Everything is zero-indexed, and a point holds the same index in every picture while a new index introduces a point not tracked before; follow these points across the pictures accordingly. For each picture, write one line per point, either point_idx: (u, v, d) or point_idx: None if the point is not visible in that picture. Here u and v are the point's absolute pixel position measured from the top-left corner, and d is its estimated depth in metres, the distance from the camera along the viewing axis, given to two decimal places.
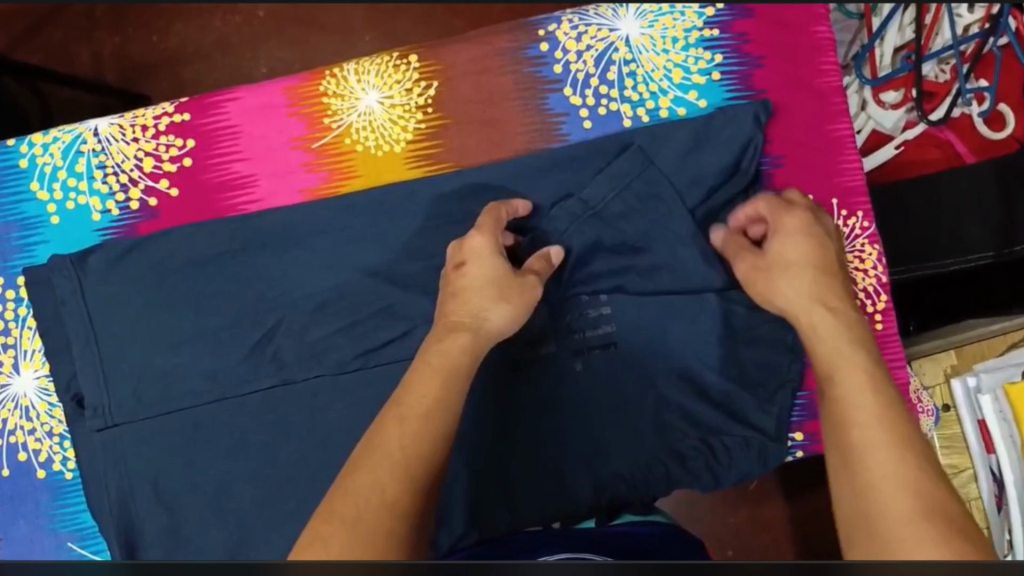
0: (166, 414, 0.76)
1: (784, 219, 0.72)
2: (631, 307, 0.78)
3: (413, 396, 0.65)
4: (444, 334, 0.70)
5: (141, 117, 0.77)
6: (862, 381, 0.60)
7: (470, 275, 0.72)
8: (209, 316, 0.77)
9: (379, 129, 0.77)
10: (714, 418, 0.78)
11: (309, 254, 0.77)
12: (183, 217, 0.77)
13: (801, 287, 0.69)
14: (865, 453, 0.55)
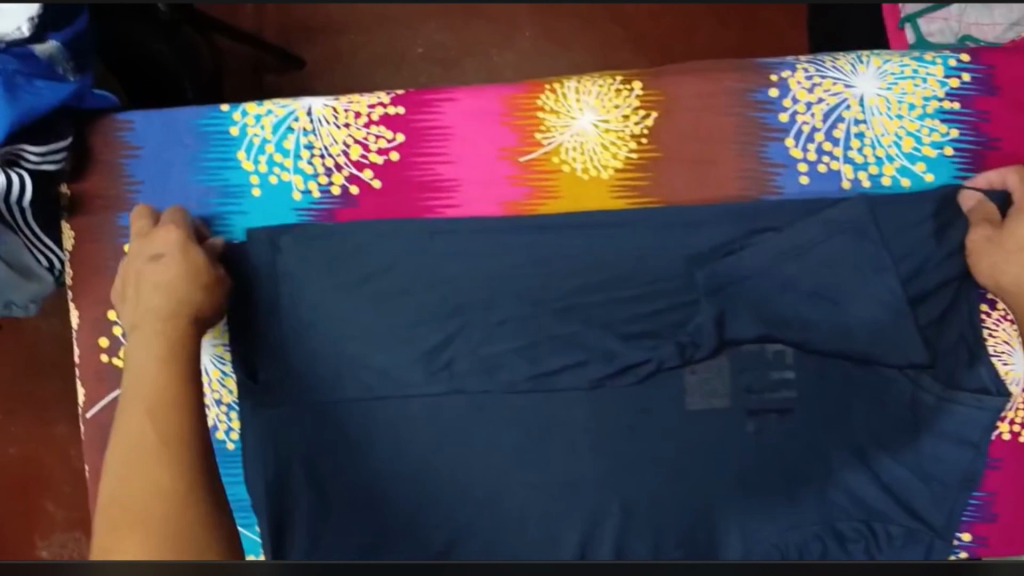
0: (336, 403, 0.76)
1: None
2: (816, 374, 0.76)
3: (135, 385, 0.63)
4: (143, 322, 0.68)
5: (356, 103, 0.77)
6: None
7: (149, 273, 0.70)
8: (393, 314, 0.76)
9: (590, 152, 0.76)
10: (880, 502, 0.76)
11: (499, 266, 0.76)
12: (381, 210, 0.77)
13: None
14: None
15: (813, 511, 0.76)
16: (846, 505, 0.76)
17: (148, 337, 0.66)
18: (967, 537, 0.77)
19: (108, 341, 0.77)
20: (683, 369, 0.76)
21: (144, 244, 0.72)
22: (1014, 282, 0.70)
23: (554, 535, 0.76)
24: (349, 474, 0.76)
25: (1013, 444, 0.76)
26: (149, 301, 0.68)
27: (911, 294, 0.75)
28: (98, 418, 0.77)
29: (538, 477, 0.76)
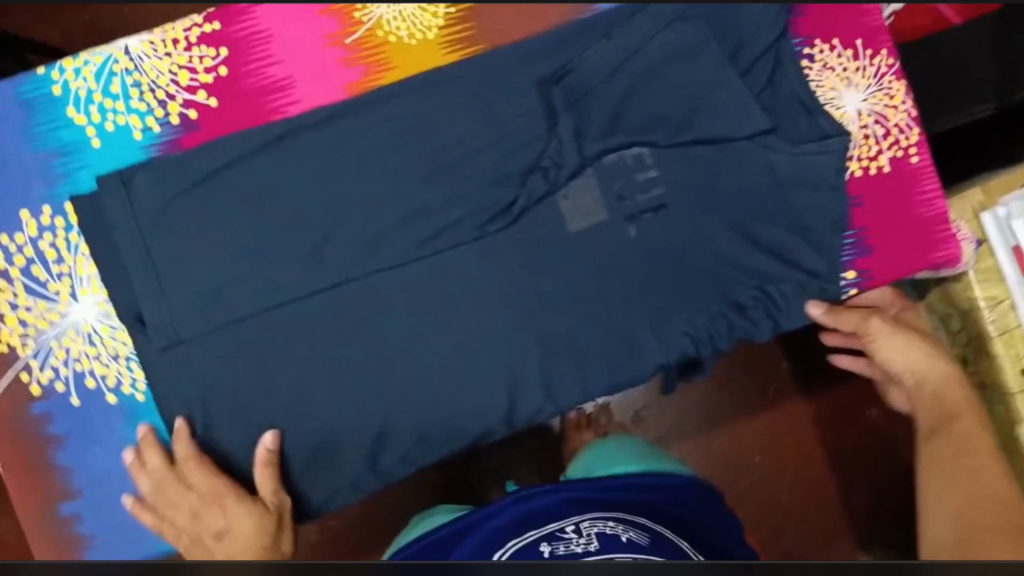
0: (234, 324, 0.76)
1: (905, 322, 0.85)
2: (678, 163, 0.81)
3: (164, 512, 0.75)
4: (207, 508, 0.74)
5: (170, 31, 0.77)
6: (956, 413, 0.78)
7: (223, 527, 0.74)
8: (266, 221, 0.76)
9: (410, 17, 0.79)
10: (768, 266, 0.81)
11: (358, 152, 0.77)
12: (223, 127, 0.77)
13: (912, 359, 0.82)
14: (945, 434, 0.77)
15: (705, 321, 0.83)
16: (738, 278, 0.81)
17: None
18: (852, 274, 0.83)
19: None
20: (555, 195, 0.80)
21: (187, 498, 0.74)
22: (904, 364, 0.83)
23: (485, 390, 0.79)
24: (273, 389, 0.77)
25: (867, 179, 0.83)
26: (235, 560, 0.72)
27: (745, 67, 0.81)
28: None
29: (455, 335, 0.78)
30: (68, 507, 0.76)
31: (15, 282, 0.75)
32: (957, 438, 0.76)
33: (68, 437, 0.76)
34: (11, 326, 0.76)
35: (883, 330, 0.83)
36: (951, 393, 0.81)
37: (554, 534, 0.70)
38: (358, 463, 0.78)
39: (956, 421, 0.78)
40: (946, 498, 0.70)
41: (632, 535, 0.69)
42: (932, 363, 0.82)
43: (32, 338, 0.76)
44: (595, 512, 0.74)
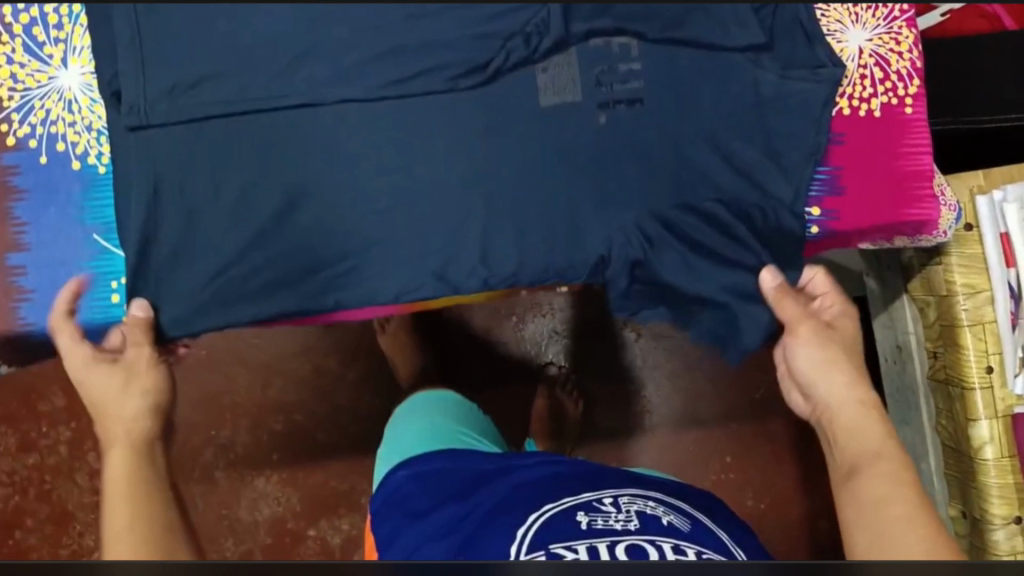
0: (201, 119, 0.78)
1: (835, 337, 0.87)
2: (661, 62, 0.81)
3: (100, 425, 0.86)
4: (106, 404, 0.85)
5: None
6: (870, 449, 0.73)
7: (120, 404, 0.84)
8: (250, 29, 0.79)
9: None
10: (731, 183, 0.80)
11: None
12: None
13: (834, 382, 0.82)
14: (858, 472, 0.71)
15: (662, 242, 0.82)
16: (697, 189, 0.81)
17: (119, 451, 0.82)
18: (816, 211, 0.82)
19: None
20: (534, 67, 0.81)
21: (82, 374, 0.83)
22: (825, 387, 0.83)
23: (425, 241, 0.79)
24: (223, 190, 0.79)
25: (853, 119, 0.82)
26: (136, 422, 0.84)
27: None
28: None
29: (408, 179, 0.80)
30: (17, 258, 0.80)
31: (16, 38, 0.79)
32: (879, 472, 0.70)
33: (30, 195, 0.80)
34: (3, 78, 0.79)
35: (809, 335, 0.86)
36: (863, 424, 0.77)
37: (594, 505, 0.73)
38: (290, 280, 0.80)
39: (879, 460, 0.71)
40: (866, 524, 0.65)
41: (672, 519, 0.72)
42: (849, 389, 0.81)
43: (20, 94, 0.79)
44: (634, 491, 0.79)
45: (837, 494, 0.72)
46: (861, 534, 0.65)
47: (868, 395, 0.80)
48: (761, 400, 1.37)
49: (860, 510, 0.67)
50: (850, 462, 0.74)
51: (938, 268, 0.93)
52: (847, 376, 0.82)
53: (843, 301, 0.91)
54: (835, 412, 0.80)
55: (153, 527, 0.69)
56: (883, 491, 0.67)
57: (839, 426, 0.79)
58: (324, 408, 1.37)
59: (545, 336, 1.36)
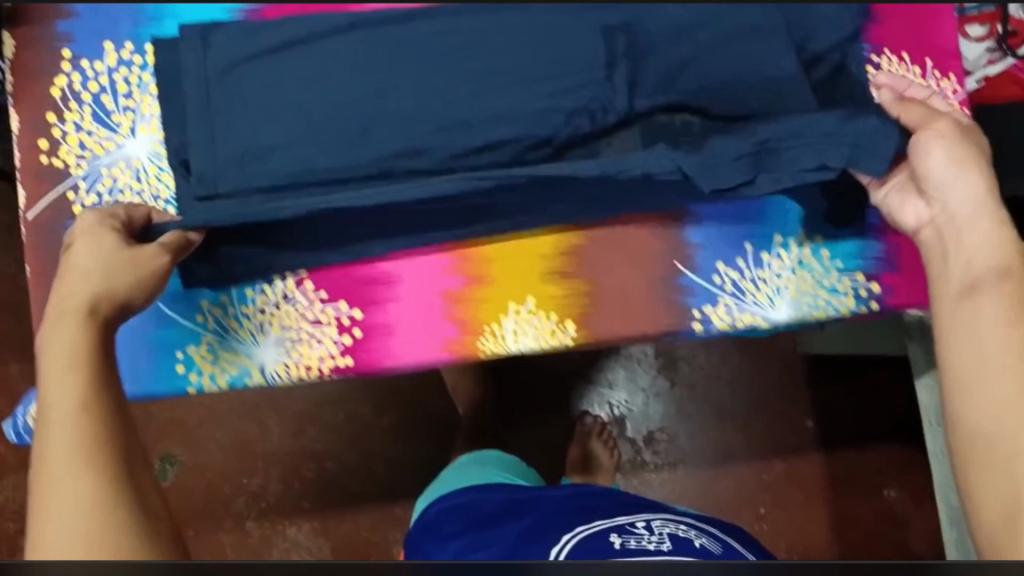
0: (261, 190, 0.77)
1: (975, 141, 0.75)
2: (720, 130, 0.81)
3: (64, 288, 0.71)
4: (72, 275, 0.72)
5: None
6: (1004, 316, 0.68)
7: (89, 262, 0.71)
8: (317, 98, 0.79)
9: None
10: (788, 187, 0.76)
11: (421, 53, 0.80)
12: (309, 10, 0.82)
13: (970, 187, 0.72)
14: (976, 346, 0.67)
15: (729, 315, 0.81)
16: (756, 258, 0.81)
17: (71, 325, 0.69)
18: (876, 287, 0.82)
19: (48, 143, 0.79)
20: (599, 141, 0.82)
21: (77, 257, 0.72)
22: (953, 195, 0.73)
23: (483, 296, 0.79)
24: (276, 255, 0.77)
25: None
26: (105, 300, 0.71)
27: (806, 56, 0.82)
28: (38, 218, 0.79)
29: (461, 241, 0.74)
30: None
31: (84, 106, 0.80)
32: (993, 320, 0.68)
33: None
34: (70, 145, 0.80)
35: (948, 134, 0.73)
36: (996, 254, 0.71)
37: (625, 528, 0.76)
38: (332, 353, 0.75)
39: (1004, 283, 0.70)
40: (980, 402, 0.66)
41: (704, 541, 0.75)
42: (981, 173, 0.73)
43: (87, 161, 0.80)
44: (657, 517, 0.81)
45: (943, 314, 0.71)
46: (968, 374, 0.67)
47: (999, 207, 0.73)
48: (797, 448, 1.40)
49: (969, 357, 0.67)
50: (968, 291, 0.70)
51: None
52: (976, 156, 0.73)
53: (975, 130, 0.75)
54: (963, 218, 0.73)
55: (102, 452, 0.64)
56: (996, 348, 0.67)
57: (960, 240, 0.72)
58: (355, 455, 1.36)
59: (580, 386, 1.39)
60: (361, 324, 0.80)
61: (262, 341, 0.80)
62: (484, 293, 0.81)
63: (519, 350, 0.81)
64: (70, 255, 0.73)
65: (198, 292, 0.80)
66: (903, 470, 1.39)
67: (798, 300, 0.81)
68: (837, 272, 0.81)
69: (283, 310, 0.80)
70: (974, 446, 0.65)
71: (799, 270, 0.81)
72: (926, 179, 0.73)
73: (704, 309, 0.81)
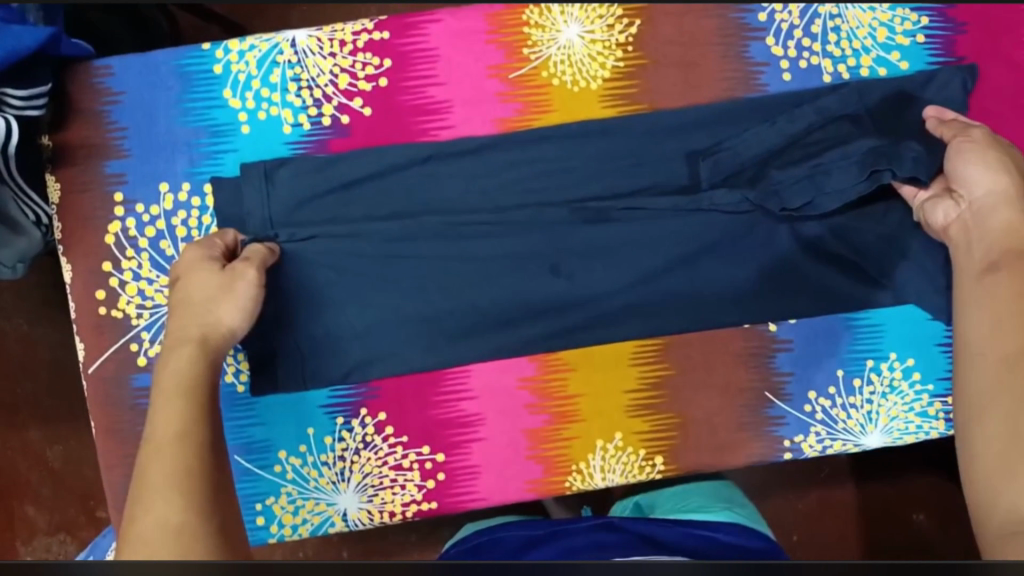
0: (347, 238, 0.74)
1: (1015, 157, 0.70)
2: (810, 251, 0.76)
3: (179, 319, 0.67)
4: (185, 304, 0.67)
5: (340, 32, 0.76)
6: (1013, 290, 0.63)
7: (196, 293, 0.67)
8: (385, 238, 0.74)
9: (578, 63, 0.76)
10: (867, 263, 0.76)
11: (496, 185, 0.76)
12: (374, 139, 0.76)
13: (1001, 188, 0.67)
14: (981, 308, 0.64)
15: (819, 444, 0.79)
16: (847, 385, 0.79)
17: (187, 352, 0.65)
18: None
19: (106, 294, 0.75)
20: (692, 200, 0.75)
21: (187, 280, 0.68)
22: (980, 191, 0.68)
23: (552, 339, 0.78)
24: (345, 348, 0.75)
25: None
26: (213, 331, 0.67)
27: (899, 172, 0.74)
28: (100, 372, 0.75)
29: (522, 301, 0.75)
30: None
31: (142, 253, 0.75)
32: (1009, 296, 0.63)
33: None
34: (130, 294, 0.75)
35: (984, 142, 0.69)
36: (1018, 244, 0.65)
37: None
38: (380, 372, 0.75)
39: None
40: (990, 366, 0.60)
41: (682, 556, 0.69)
42: (1014, 180, 0.68)
43: (148, 311, 0.75)
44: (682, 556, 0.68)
45: (966, 292, 0.66)
46: (976, 339, 0.63)
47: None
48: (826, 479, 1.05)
49: (983, 320, 0.63)
50: (990, 269, 0.65)
51: None
52: (1011, 167, 0.68)
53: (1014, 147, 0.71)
54: (987, 207, 0.67)
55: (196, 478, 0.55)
56: (1004, 315, 0.62)
57: (983, 231, 0.67)
58: None
59: None
60: (443, 467, 0.77)
61: (344, 488, 0.77)
62: (572, 430, 0.78)
63: (604, 485, 0.79)
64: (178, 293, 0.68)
65: (275, 443, 0.77)
66: (939, 502, 1.04)
67: (889, 425, 0.79)
68: (929, 396, 0.79)
69: (363, 457, 0.77)
70: (976, 408, 0.59)
71: (890, 394, 0.79)
72: (957, 174, 0.69)
73: (795, 438, 0.79)
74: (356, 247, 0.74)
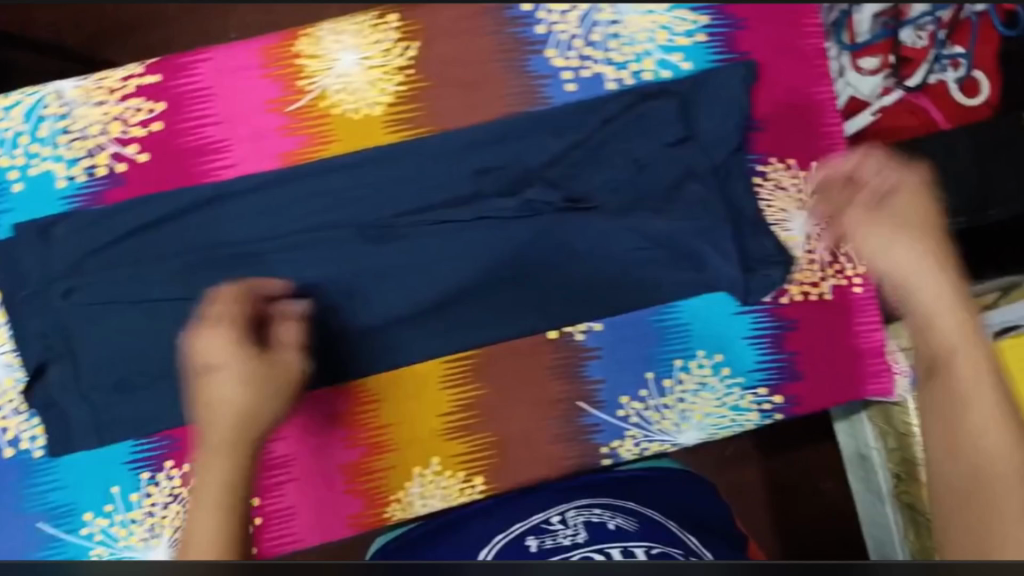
0: (124, 282, 0.73)
1: (911, 206, 0.64)
2: (604, 259, 0.77)
3: (217, 382, 0.66)
4: (217, 411, 0.65)
5: (108, 79, 0.74)
6: (962, 336, 0.57)
7: (237, 390, 0.66)
8: (165, 282, 0.73)
9: (357, 92, 0.75)
10: (653, 253, 0.77)
11: (285, 220, 0.75)
12: (152, 185, 0.74)
13: (911, 265, 0.61)
14: (946, 370, 0.56)
15: (637, 447, 0.80)
16: (658, 386, 0.80)
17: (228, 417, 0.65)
18: (779, 398, 0.81)
19: None
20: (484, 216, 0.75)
21: (200, 354, 0.67)
22: (890, 268, 0.61)
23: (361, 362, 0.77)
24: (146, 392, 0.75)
25: (804, 304, 0.81)
26: (262, 420, 0.66)
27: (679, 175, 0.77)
28: None
29: (321, 321, 0.75)
30: None
31: None
32: (943, 350, 0.57)
33: None
34: None
35: (877, 168, 0.66)
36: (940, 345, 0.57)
37: (540, 528, 0.65)
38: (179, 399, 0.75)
39: (962, 320, 0.58)
40: (961, 465, 0.52)
41: (620, 521, 0.64)
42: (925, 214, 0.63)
43: None
44: (582, 500, 0.71)
45: (924, 398, 0.57)
46: (939, 430, 0.55)
47: (948, 260, 0.62)
48: (732, 457, 1.09)
49: (943, 423, 0.54)
50: (938, 320, 0.58)
51: None
52: (917, 231, 0.62)
53: (886, 161, 0.66)
54: (890, 228, 0.62)
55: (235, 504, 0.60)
56: (969, 383, 0.54)
57: (925, 332, 0.58)
58: None
59: None
60: (259, 511, 0.76)
61: (157, 545, 0.75)
62: (385, 460, 0.78)
63: (426, 511, 0.79)
64: (202, 381, 0.67)
65: (81, 505, 0.75)
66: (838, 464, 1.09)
67: (703, 422, 0.81)
68: (740, 389, 0.81)
69: (173, 510, 0.75)
70: (974, 493, 0.51)
71: (701, 390, 0.81)
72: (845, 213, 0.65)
73: (612, 444, 0.80)
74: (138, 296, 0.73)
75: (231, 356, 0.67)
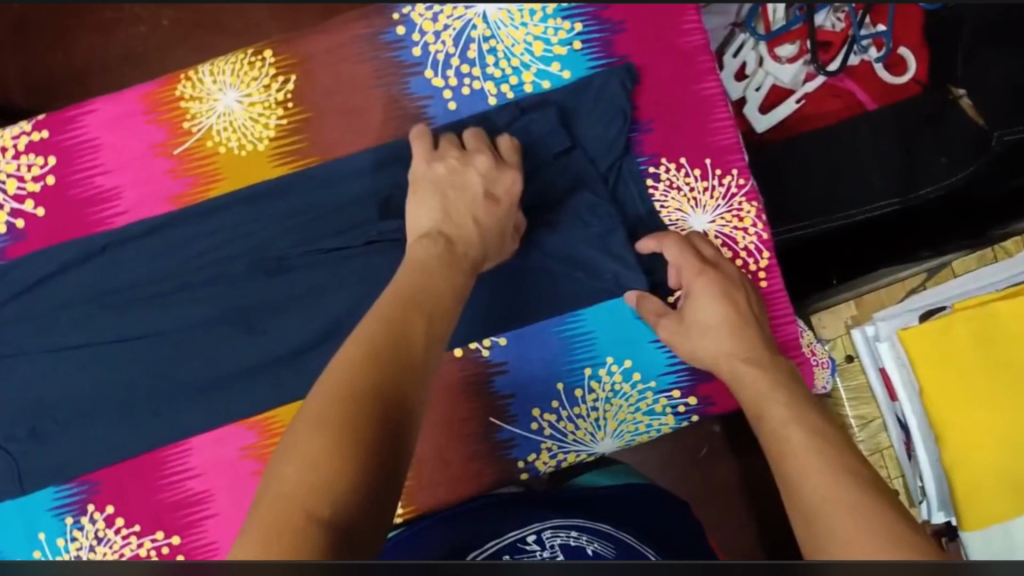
0: (32, 333, 0.76)
1: (703, 317, 0.71)
2: (498, 271, 0.78)
3: (473, 204, 0.71)
4: (489, 225, 0.71)
5: (1, 139, 0.77)
6: (786, 415, 0.59)
7: (487, 221, 0.71)
8: (69, 328, 0.76)
9: (240, 128, 0.77)
10: (549, 262, 0.77)
11: (179, 260, 0.76)
12: (50, 236, 0.77)
13: (721, 348, 0.69)
14: (764, 424, 0.60)
15: (552, 460, 0.80)
16: (570, 396, 0.79)
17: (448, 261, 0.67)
18: (693, 401, 0.79)
19: None
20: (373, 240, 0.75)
21: (505, 205, 0.72)
22: (709, 361, 0.70)
23: (264, 393, 0.76)
24: (57, 439, 0.76)
25: None
26: (463, 238, 0.69)
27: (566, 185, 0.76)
28: None
29: (223, 358, 0.76)
30: None
31: None
32: (786, 416, 0.59)
33: None
34: None
35: (695, 312, 0.72)
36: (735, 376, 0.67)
37: (516, 546, 0.63)
38: (90, 445, 0.76)
39: (765, 365, 0.66)
40: (818, 482, 0.51)
41: (597, 546, 0.62)
42: (737, 343, 0.69)
43: None
44: (556, 520, 0.68)
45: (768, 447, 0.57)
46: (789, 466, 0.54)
47: (762, 349, 0.68)
48: (706, 459, 1.02)
49: (778, 461, 0.55)
50: (756, 401, 0.62)
51: (828, 401, 0.92)
52: (733, 326, 0.70)
53: (719, 284, 0.72)
54: (702, 332, 0.71)
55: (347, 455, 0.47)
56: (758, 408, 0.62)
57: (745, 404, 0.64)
58: None
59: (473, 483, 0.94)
60: (181, 549, 0.76)
61: None
62: None
63: None
64: (442, 187, 0.72)
65: (9, 554, 0.76)
66: None
67: (618, 430, 0.80)
68: (653, 394, 0.79)
69: (98, 553, 0.76)
70: (815, 498, 0.50)
71: (614, 398, 0.79)
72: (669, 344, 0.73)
73: (528, 458, 0.80)
74: (47, 343, 0.76)
75: (448, 177, 0.72)
